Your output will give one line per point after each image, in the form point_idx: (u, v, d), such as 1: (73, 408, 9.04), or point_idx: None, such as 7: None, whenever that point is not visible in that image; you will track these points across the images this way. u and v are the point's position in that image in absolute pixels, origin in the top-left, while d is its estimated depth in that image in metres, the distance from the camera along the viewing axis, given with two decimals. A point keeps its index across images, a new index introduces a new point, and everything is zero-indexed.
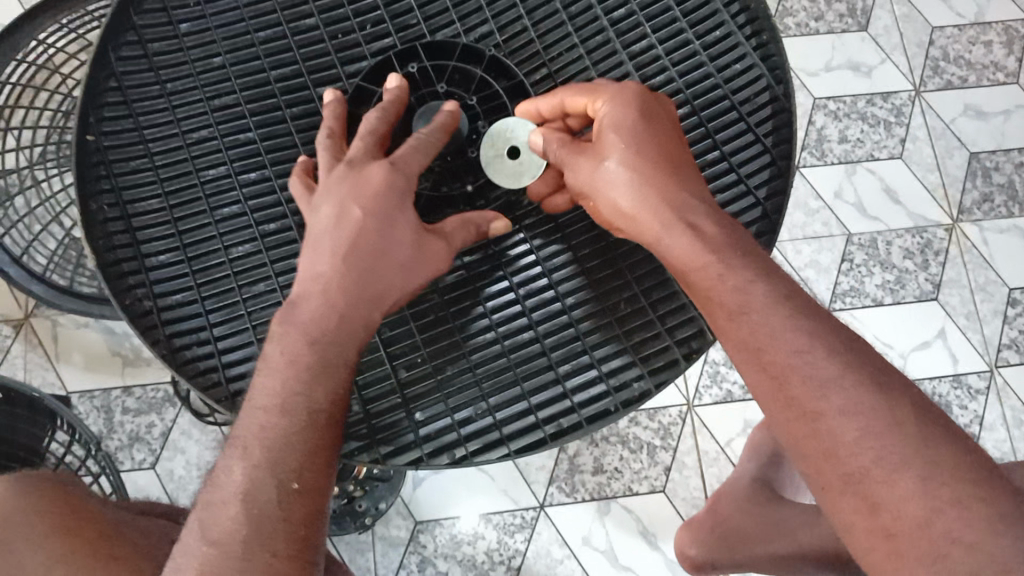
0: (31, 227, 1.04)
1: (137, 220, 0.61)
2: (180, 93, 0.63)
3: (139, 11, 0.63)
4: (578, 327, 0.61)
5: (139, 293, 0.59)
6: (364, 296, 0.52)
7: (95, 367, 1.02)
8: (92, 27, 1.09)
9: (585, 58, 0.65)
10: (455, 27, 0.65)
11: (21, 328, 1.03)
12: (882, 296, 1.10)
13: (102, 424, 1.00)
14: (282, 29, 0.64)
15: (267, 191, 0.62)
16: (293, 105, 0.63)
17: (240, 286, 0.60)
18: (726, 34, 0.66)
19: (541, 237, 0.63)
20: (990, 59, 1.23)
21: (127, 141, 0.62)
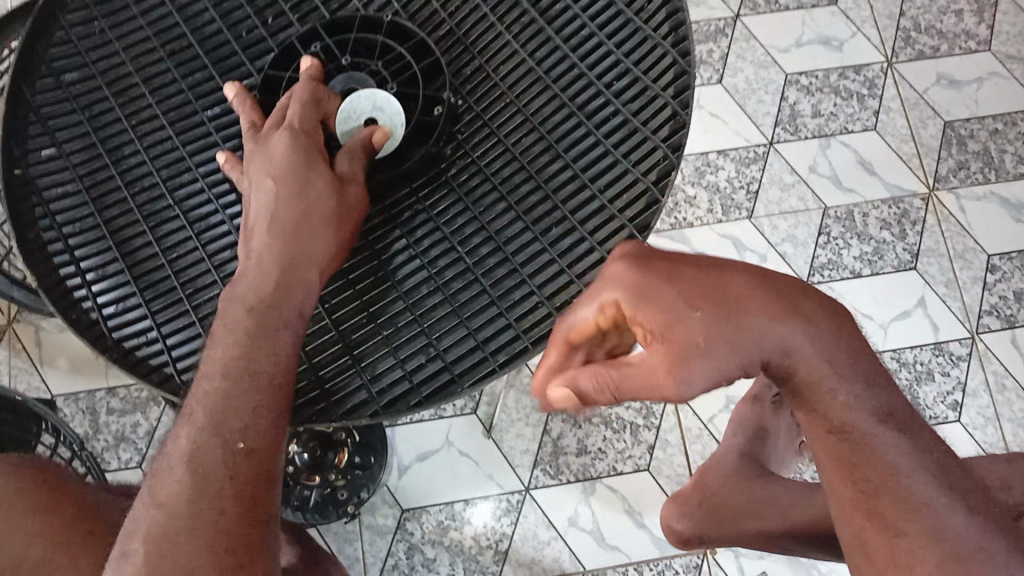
0: (12, 233, 1.05)
1: (74, 240, 0.61)
2: (99, 116, 0.64)
3: (49, 48, 0.66)
4: (516, 261, 0.58)
5: (84, 306, 0.60)
6: (291, 255, 0.51)
7: (79, 369, 1.03)
8: None
9: (485, 5, 0.63)
10: (353, 2, 0.65)
11: (5, 334, 1.04)
12: (861, 267, 1.10)
13: (88, 426, 1.01)
14: (187, 38, 0.66)
15: (196, 190, 0.62)
16: (209, 106, 0.64)
17: (182, 284, 0.61)
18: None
19: (465, 178, 0.60)
20: (961, 28, 1.23)
21: (55, 169, 0.63)
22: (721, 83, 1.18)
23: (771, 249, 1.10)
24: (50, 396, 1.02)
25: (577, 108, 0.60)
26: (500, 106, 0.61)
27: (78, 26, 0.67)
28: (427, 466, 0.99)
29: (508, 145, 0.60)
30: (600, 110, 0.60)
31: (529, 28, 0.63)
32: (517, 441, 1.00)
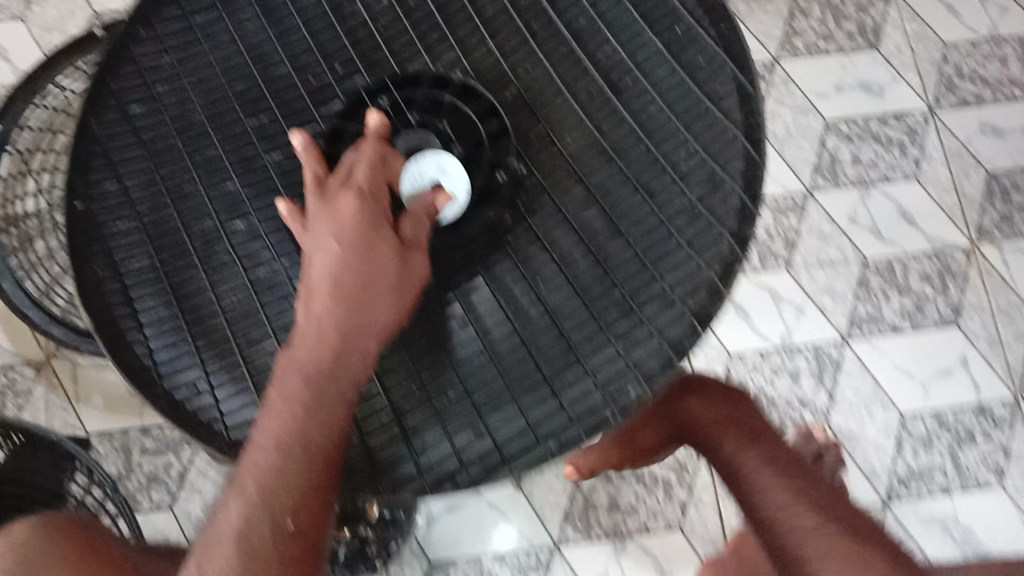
0: (49, 269, 1.06)
1: (129, 280, 0.57)
2: (162, 150, 0.60)
3: (116, 77, 0.61)
4: (569, 337, 0.54)
5: (135, 350, 0.55)
6: (357, 322, 0.47)
7: (114, 407, 1.04)
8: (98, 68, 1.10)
9: (537, 53, 0.60)
10: (421, 57, 0.60)
11: (43, 369, 1.05)
12: (900, 323, 1.08)
13: (121, 465, 1.02)
14: (253, 75, 0.61)
15: (255, 240, 0.58)
16: (273, 149, 0.60)
17: (234, 333, 0.56)
18: (689, 29, 0.58)
19: (521, 239, 0.56)
20: (1004, 74, 1.19)
21: (113, 203, 0.58)
22: None
23: (808, 301, 1.09)
24: (84, 434, 1.03)
25: (631, 173, 0.56)
26: (554, 166, 0.58)
27: (147, 55, 0.62)
28: (456, 519, 0.99)
29: (565, 208, 0.57)
30: (657, 176, 0.56)
31: (582, 81, 0.59)
32: (548, 494, 0.99)
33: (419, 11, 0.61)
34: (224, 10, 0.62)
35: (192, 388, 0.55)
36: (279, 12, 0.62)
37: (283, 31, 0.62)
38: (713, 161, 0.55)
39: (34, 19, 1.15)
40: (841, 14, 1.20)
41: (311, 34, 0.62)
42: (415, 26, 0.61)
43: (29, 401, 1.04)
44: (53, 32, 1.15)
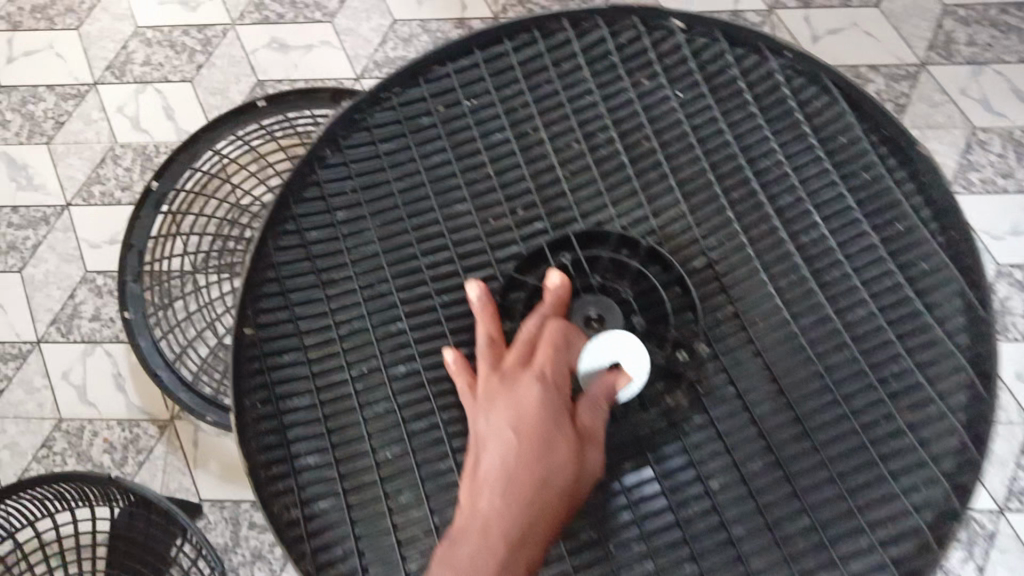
0: (187, 332, 1.08)
1: (289, 419, 0.57)
2: (334, 281, 0.60)
3: (298, 201, 0.62)
4: (743, 553, 0.49)
5: (288, 498, 0.55)
6: (524, 533, 0.43)
7: (229, 476, 1.04)
8: (263, 138, 1.14)
9: (732, 222, 0.57)
10: (608, 212, 0.58)
11: (166, 429, 1.06)
12: None
13: (228, 537, 1.02)
14: (434, 212, 0.60)
15: (418, 390, 0.57)
16: (444, 293, 0.59)
17: (386, 493, 0.54)
18: (910, 229, 0.56)
19: (701, 442, 0.52)
20: None
21: (282, 334, 0.59)
22: None
23: None
24: (197, 500, 1.03)
25: (831, 383, 0.52)
26: (745, 362, 0.54)
27: (332, 181, 0.63)
28: None
29: (756, 417, 0.52)
30: (859, 389, 0.52)
31: (782, 264, 0.55)
32: None
33: (611, 161, 0.59)
34: (411, 140, 0.62)
35: (340, 554, 0.53)
36: (466, 148, 0.62)
37: (467, 167, 0.61)
38: (924, 381, 0.52)
39: (203, 81, 1.20)
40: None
41: (495, 173, 0.61)
42: (604, 177, 0.59)
43: (149, 459, 1.05)
44: (218, 96, 1.19)
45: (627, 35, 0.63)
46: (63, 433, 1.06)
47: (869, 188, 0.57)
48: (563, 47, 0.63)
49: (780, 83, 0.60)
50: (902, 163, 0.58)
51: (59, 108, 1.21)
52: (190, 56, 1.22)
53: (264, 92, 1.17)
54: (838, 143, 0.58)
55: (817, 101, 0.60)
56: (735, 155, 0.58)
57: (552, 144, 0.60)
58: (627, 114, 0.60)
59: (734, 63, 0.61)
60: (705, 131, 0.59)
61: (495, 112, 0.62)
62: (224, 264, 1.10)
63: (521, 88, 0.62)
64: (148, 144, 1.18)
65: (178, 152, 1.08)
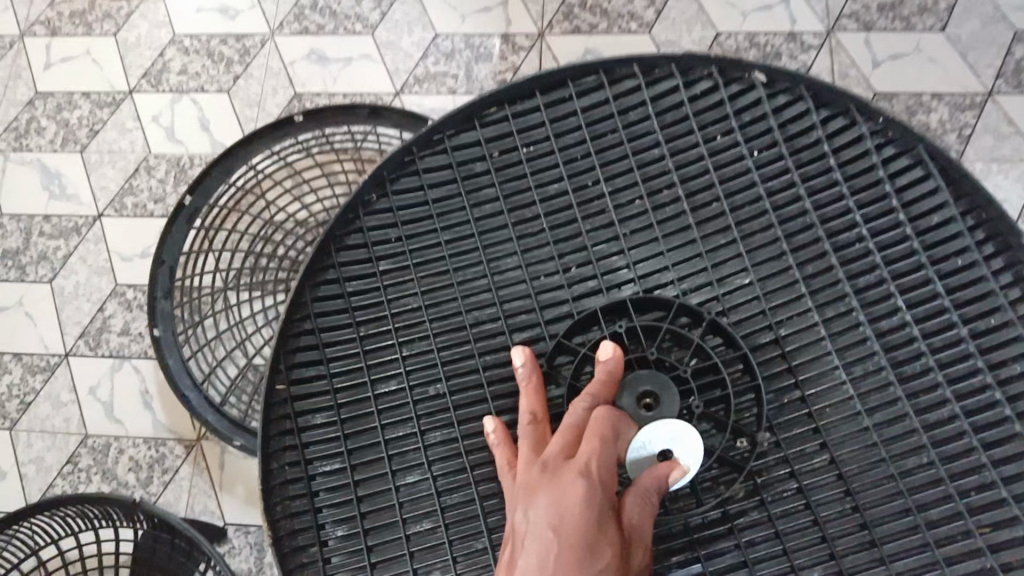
0: (215, 351, 1.06)
1: (317, 479, 0.57)
2: (371, 336, 0.60)
3: (341, 247, 0.62)
4: None
5: (314, 566, 0.56)
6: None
7: (253, 501, 1.02)
8: (299, 152, 1.12)
9: (807, 301, 0.59)
10: (666, 274, 0.60)
11: (192, 450, 1.05)
12: None
13: (252, 562, 1.00)
14: (483, 268, 0.61)
15: (453, 457, 0.57)
16: (486, 352, 0.59)
17: (415, 570, 0.55)
18: (1003, 321, 0.57)
19: (756, 542, 0.55)
20: None
21: (317, 389, 0.59)
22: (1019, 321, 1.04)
23: None
24: (221, 524, 1.01)
25: (903, 483, 0.55)
26: (810, 453, 0.56)
27: (376, 229, 0.63)
28: None
29: (818, 520, 0.55)
30: (933, 491, 0.55)
31: (858, 350, 0.57)
32: None
33: (673, 221, 0.61)
34: (463, 187, 0.63)
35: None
36: (520, 199, 0.63)
37: (520, 219, 0.62)
38: (1000, 483, 0.54)
39: (239, 92, 1.18)
40: None
41: (549, 227, 0.62)
42: (665, 239, 0.61)
43: (174, 480, 1.04)
44: (254, 107, 1.17)
45: (712, 96, 0.64)
46: (88, 450, 1.06)
47: (948, 274, 0.59)
48: (636, 106, 0.64)
49: (875, 155, 0.61)
50: (1000, 254, 0.59)
51: (94, 115, 1.20)
52: (228, 66, 1.20)
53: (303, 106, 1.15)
54: (931, 223, 0.60)
55: (914, 178, 0.61)
56: (819, 234, 0.60)
57: (612, 200, 0.62)
58: (700, 178, 0.62)
59: (824, 131, 0.63)
60: (786, 205, 0.61)
61: (553, 162, 0.63)
62: (255, 283, 1.08)
63: (586, 141, 0.64)
64: (183, 156, 1.16)
65: (212, 168, 1.05)
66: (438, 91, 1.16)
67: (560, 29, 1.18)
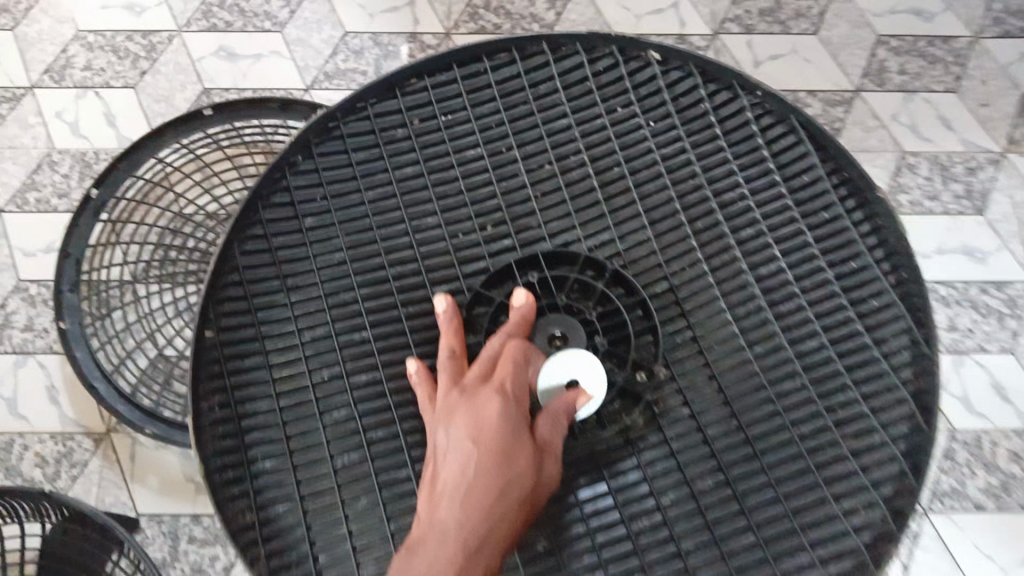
0: (125, 342, 1.06)
1: (245, 418, 0.61)
2: (298, 287, 0.65)
3: (268, 205, 0.68)
4: (685, 555, 0.58)
5: (242, 502, 0.59)
6: (481, 536, 0.50)
7: (167, 490, 1.02)
8: (209, 147, 1.14)
9: (697, 251, 0.66)
10: (574, 232, 0.67)
11: (101, 443, 1.03)
12: (984, 500, 1.07)
13: (166, 552, 1.00)
14: (404, 227, 0.67)
15: (376, 395, 0.62)
16: (408, 303, 0.65)
17: (343, 500, 0.59)
18: (861, 263, 0.66)
19: (655, 462, 0.61)
20: None
21: (244, 335, 0.63)
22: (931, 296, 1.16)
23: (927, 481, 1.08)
24: (134, 515, 1.01)
25: (781, 404, 0.62)
26: (700, 384, 0.63)
27: (302, 190, 0.68)
28: None
29: (708, 439, 0.61)
30: (806, 409, 0.62)
31: (741, 294, 0.65)
32: None
33: (580, 184, 0.68)
34: (385, 152, 0.70)
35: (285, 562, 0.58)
36: (439, 162, 0.69)
37: (438, 180, 0.69)
38: (861, 400, 0.62)
39: (146, 88, 1.19)
40: (950, 174, 1.20)
41: (467, 189, 0.69)
42: (573, 200, 0.68)
43: (84, 473, 1.02)
44: (162, 102, 1.18)
45: (613, 72, 0.73)
46: None
47: (816, 227, 0.67)
48: (546, 80, 0.72)
49: (755, 125, 0.70)
50: (860, 207, 0.68)
51: None
52: (134, 62, 1.21)
53: (212, 100, 1.16)
54: (801, 184, 0.69)
55: (791, 144, 0.70)
56: (705, 194, 0.68)
57: (524, 164, 0.69)
58: (603, 145, 0.70)
59: (711, 104, 0.71)
60: (679, 170, 0.69)
61: (470, 129, 0.70)
62: (164, 274, 1.08)
63: (499, 110, 0.71)
64: (88, 151, 1.16)
65: (118, 163, 1.05)
66: (347, 87, 1.19)
67: (466, 28, 1.23)
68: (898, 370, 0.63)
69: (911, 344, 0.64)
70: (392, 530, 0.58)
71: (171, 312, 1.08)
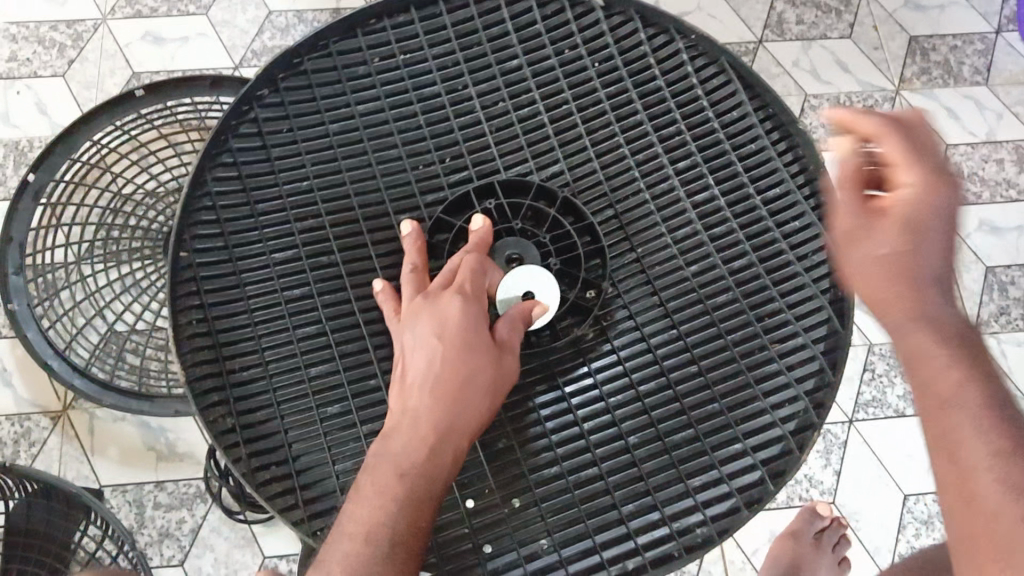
0: (75, 320, 1.08)
1: (222, 334, 0.67)
2: (268, 213, 0.71)
3: (236, 136, 0.73)
4: (628, 441, 0.66)
5: (223, 408, 0.65)
6: (450, 424, 0.54)
7: (130, 460, 1.04)
8: (144, 129, 1.17)
9: (639, 182, 0.72)
10: (527, 164, 0.72)
11: (58, 420, 1.05)
12: (905, 406, 1.16)
13: (134, 519, 1.02)
14: (367, 155, 0.72)
15: (346, 311, 0.68)
16: (373, 229, 0.70)
17: (318, 405, 0.66)
18: (779, 180, 0.72)
19: (605, 370, 0.68)
20: (1002, 176, 1.29)
21: (219, 258, 0.69)
22: None
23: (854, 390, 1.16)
24: (98, 486, 1.03)
25: (711, 307, 0.69)
26: (642, 296, 0.70)
27: (269, 122, 0.73)
28: None
29: (651, 346, 0.69)
30: (732, 306, 0.69)
31: (678, 217, 0.71)
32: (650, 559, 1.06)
33: (531, 120, 0.74)
34: (347, 88, 0.74)
35: (279, 474, 0.65)
36: (398, 97, 0.74)
37: (400, 115, 0.74)
38: (778, 297, 0.70)
39: (75, 76, 1.21)
40: None
41: (426, 122, 0.73)
42: (525, 135, 0.73)
43: (44, 450, 1.04)
44: (92, 89, 1.20)
45: (559, 17, 0.77)
46: None
47: (741, 151, 0.73)
48: (497, 24, 0.77)
49: (688, 61, 0.75)
50: (784, 138, 0.74)
51: None
52: (61, 51, 1.22)
53: (141, 83, 1.19)
54: (732, 119, 0.74)
55: (721, 84, 0.75)
56: (646, 129, 0.73)
57: (479, 101, 0.74)
58: (552, 84, 0.74)
59: (650, 47, 0.76)
60: (622, 106, 0.74)
61: (427, 69, 0.75)
62: (109, 253, 1.11)
63: (454, 51, 0.76)
64: (21, 139, 1.17)
65: (54, 145, 1.06)
66: None
67: None
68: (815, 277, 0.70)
69: (830, 257, 0.70)
70: (365, 432, 0.66)
71: (118, 289, 1.11)
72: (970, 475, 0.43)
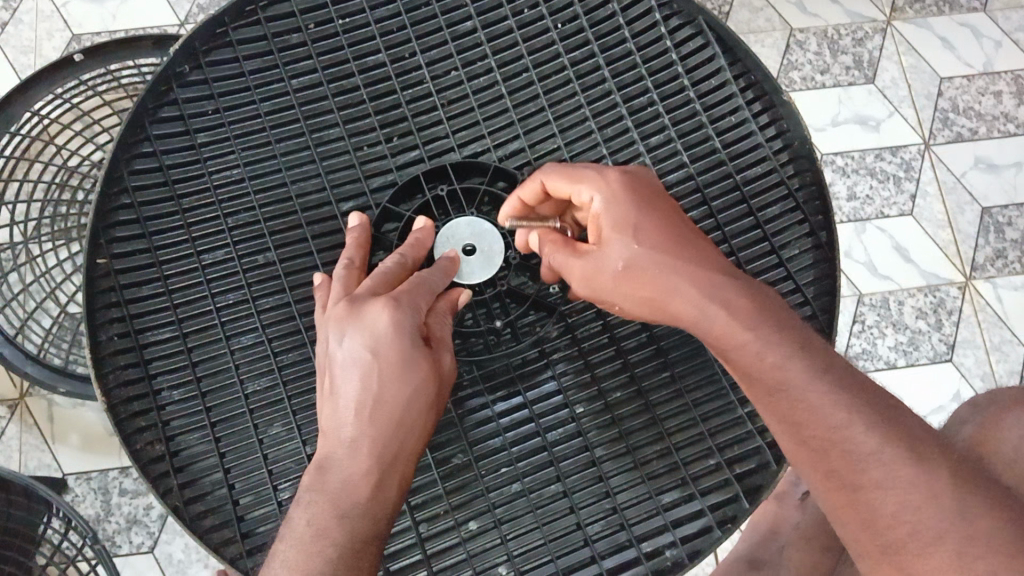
0: (24, 305, 1.04)
1: (149, 348, 0.63)
2: (197, 209, 0.65)
3: (155, 120, 0.66)
4: (592, 448, 0.62)
5: (154, 434, 0.62)
6: (391, 453, 0.52)
7: (92, 447, 1.02)
8: (88, 95, 1.11)
9: (607, 158, 0.67)
10: (484, 141, 0.67)
11: (16, 408, 1.03)
12: (895, 358, 1.12)
13: (100, 508, 1.01)
14: (305, 140, 0.66)
15: (287, 317, 0.63)
16: (314, 222, 0.65)
17: (257, 423, 0.62)
18: (753, 145, 0.68)
19: (570, 373, 0.64)
20: (999, 110, 1.24)
21: (142, 262, 0.64)
22: (831, 165, 1.19)
23: (840, 345, 1.13)
24: (60, 474, 1.01)
25: None
26: None
27: (192, 102, 0.67)
28: None
29: (622, 352, 0.64)
30: None
31: None
32: None
33: (487, 92, 0.68)
34: (280, 59, 0.68)
35: (209, 505, 0.61)
36: (338, 69, 0.68)
37: (341, 88, 0.67)
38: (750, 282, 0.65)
39: (9, 40, 1.15)
40: (838, 47, 1.23)
41: (370, 97, 0.67)
42: (481, 108, 0.68)
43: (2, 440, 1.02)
44: (29, 55, 1.14)
45: None
46: None
47: (713, 116, 0.68)
48: None
49: (657, 16, 0.69)
50: (759, 98, 0.68)
51: None
52: None
53: (80, 45, 1.13)
54: (710, 88, 0.68)
55: (696, 46, 0.69)
56: (616, 100, 0.67)
57: (429, 71, 0.68)
58: (511, 50, 0.69)
59: (619, 4, 0.70)
60: (589, 74, 0.68)
61: (370, 34, 0.68)
62: (57, 232, 1.06)
63: (400, 13, 0.69)
64: None
65: None
66: None
67: None
68: (801, 278, 0.66)
69: (817, 254, 0.66)
70: (309, 451, 0.62)
71: (69, 270, 1.05)
72: (868, 468, 0.47)
